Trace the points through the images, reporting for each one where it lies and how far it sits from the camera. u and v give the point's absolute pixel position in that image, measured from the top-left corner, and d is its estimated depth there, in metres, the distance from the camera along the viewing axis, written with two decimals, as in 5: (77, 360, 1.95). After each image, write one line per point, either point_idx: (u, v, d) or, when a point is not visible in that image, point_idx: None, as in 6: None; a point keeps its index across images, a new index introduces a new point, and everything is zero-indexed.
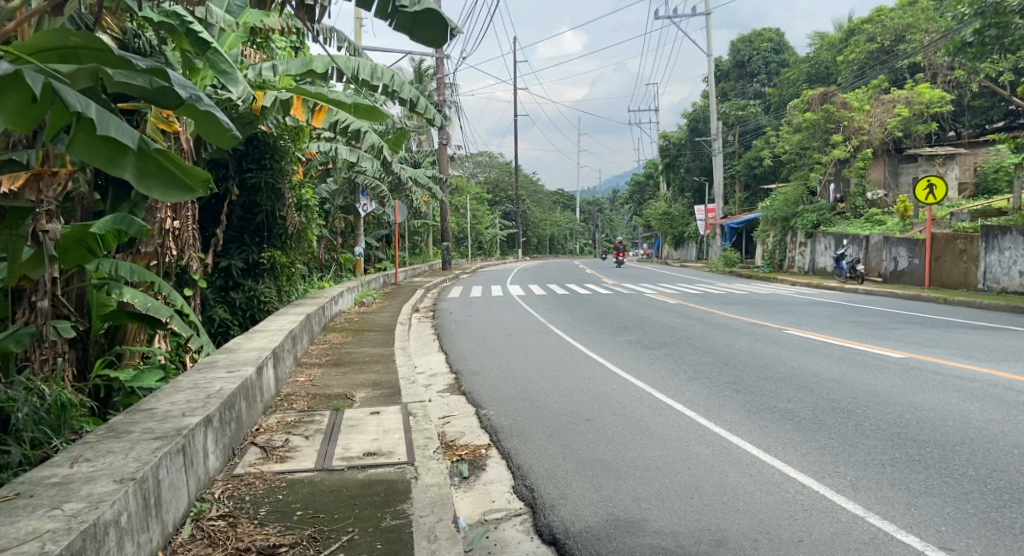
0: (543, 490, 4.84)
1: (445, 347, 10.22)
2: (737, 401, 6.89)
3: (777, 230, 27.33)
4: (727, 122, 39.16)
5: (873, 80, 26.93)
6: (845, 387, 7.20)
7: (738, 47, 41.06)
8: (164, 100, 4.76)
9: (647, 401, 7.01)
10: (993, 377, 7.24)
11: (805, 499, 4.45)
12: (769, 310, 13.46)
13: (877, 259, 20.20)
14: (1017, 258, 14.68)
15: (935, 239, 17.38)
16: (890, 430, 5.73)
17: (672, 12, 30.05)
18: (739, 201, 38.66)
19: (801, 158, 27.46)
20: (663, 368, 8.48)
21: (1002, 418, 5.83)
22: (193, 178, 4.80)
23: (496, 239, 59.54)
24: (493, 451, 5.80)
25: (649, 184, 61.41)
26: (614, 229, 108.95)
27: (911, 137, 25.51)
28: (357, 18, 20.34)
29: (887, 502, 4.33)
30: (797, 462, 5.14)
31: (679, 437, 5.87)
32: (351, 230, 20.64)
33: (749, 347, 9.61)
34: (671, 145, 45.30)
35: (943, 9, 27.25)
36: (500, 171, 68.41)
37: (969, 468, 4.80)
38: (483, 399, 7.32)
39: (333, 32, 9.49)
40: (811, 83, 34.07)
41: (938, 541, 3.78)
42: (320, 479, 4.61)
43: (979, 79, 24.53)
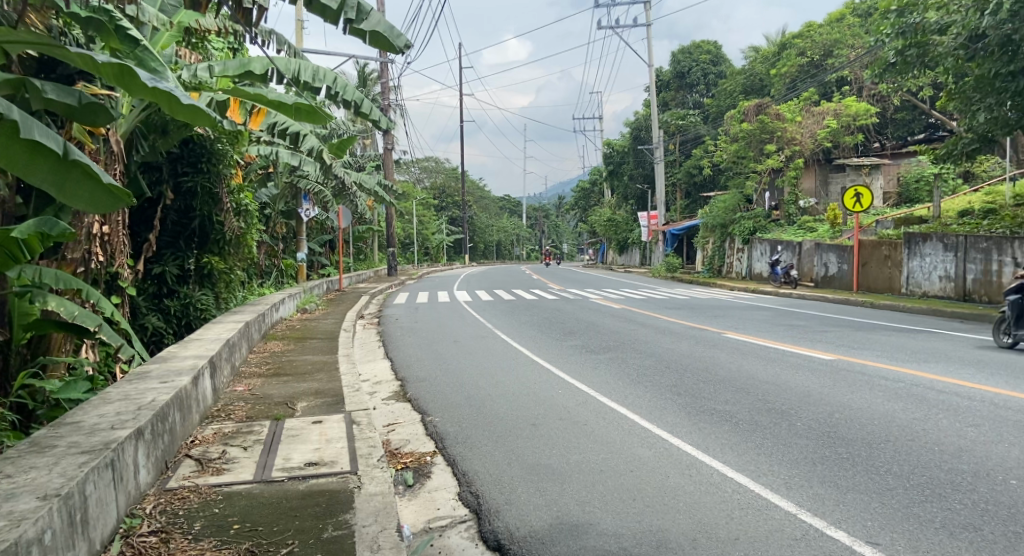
0: (488, 496, 4.87)
1: (389, 353, 10.13)
2: (677, 404, 7.04)
3: (716, 236, 27.82)
4: (667, 131, 40.12)
5: (804, 93, 28.01)
6: (779, 388, 7.46)
7: (678, 58, 42.16)
8: (88, 115, 5.35)
9: (591, 405, 7.11)
10: (915, 377, 7.61)
11: (741, 498, 4.59)
12: (709, 314, 13.84)
13: (809, 265, 21.01)
14: (936, 263, 15.46)
15: (862, 245, 18.15)
16: (821, 429, 5.97)
17: (615, 22, 30.69)
18: (679, 209, 39.56)
19: (739, 167, 28.43)
20: (607, 372, 8.59)
21: (923, 417, 6.13)
22: (116, 192, 4.52)
23: (442, 245, 59.22)
24: (438, 458, 5.78)
25: (593, 191, 62.27)
26: (559, 235, 110.09)
27: (840, 148, 26.62)
28: (298, 20, 20.01)
29: (818, 499, 4.50)
30: (735, 463, 5.30)
31: (622, 440, 5.98)
32: (293, 235, 20.20)
33: (689, 350, 9.82)
34: (614, 153, 46.16)
35: (868, 26, 28.66)
36: (446, 176, 68.22)
37: (893, 464, 5.04)
38: (428, 406, 7.28)
39: (273, 35, 9.30)
40: (746, 95, 35.25)
41: (865, 536, 3.95)
42: (257, 491, 4.50)
43: (901, 94, 25.81)
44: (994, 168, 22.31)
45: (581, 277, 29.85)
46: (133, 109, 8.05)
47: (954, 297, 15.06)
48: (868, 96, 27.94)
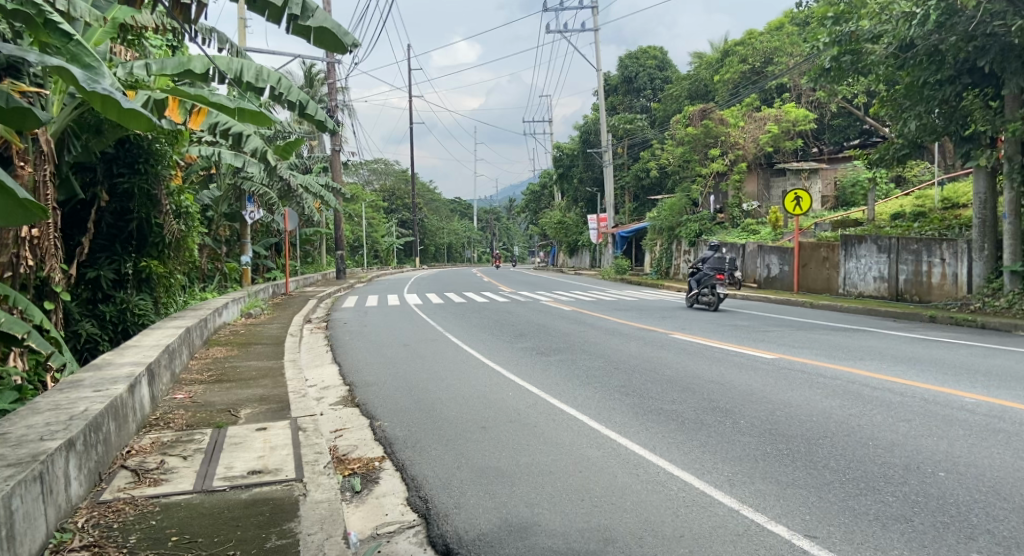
0: (437, 500, 4.84)
1: (337, 358, 9.97)
2: (626, 404, 7.15)
3: (663, 239, 28.26)
4: (615, 134, 40.66)
5: (746, 98, 28.76)
6: (723, 387, 7.63)
7: (625, 63, 42.80)
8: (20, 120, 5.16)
9: (541, 407, 7.13)
10: (851, 375, 7.90)
11: (686, 496, 4.68)
12: (657, 315, 14.06)
13: (752, 267, 21.56)
14: (871, 264, 16.07)
15: (801, 247, 18.72)
16: (762, 427, 6.14)
17: (563, 26, 30.96)
18: (628, 211, 40.09)
19: (685, 172, 29.04)
20: (557, 374, 8.63)
21: (858, 414, 6.36)
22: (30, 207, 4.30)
23: (392, 247, 58.63)
24: (387, 464, 5.72)
25: (543, 193, 62.65)
26: (510, 238, 110.37)
27: (781, 152, 27.48)
28: (241, 18, 19.56)
29: (759, 495, 4.63)
30: (681, 461, 5.39)
31: (571, 441, 6.02)
32: (237, 238, 19.67)
33: (637, 351, 9.99)
34: (564, 156, 46.49)
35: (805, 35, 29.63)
36: (395, 178, 67.68)
37: (830, 460, 5.21)
38: (377, 411, 7.19)
39: (214, 33, 9.06)
40: (691, 100, 36.03)
41: (803, 530, 4.07)
42: (198, 501, 4.37)
43: (838, 101, 26.78)
44: (924, 172, 23.34)
45: (520, 277, 33.11)
46: (64, 107, 7.71)
47: (888, 296, 15.67)
48: (806, 103, 28.90)
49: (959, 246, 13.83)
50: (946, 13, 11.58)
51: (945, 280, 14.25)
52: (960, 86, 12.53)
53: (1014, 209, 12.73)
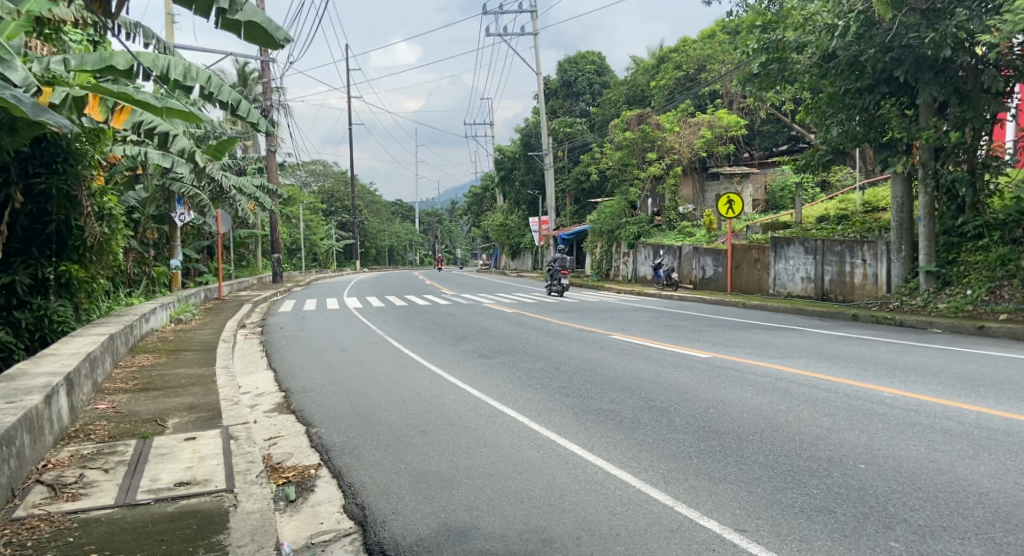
0: (375, 507, 4.77)
1: (273, 364, 9.71)
2: (566, 404, 7.22)
3: (603, 242, 28.63)
4: (556, 138, 41.02)
5: (681, 104, 29.48)
6: (660, 387, 7.80)
7: (564, 67, 43.32)
8: None
9: (481, 410, 7.13)
10: (780, 372, 8.19)
11: (623, 494, 4.75)
12: (596, 316, 14.26)
13: (688, 269, 22.09)
14: (799, 265, 16.69)
15: (734, 249, 19.29)
16: (697, 424, 6.29)
17: (503, 29, 31.07)
18: (569, 214, 40.50)
19: (624, 175, 29.54)
20: (497, 376, 8.64)
21: (786, 410, 6.58)
22: None
23: (330, 250, 57.54)
24: (323, 471, 5.60)
25: (485, 196, 62.67)
26: (452, 241, 110.13)
27: (714, 157, 28.44)
28: (168, 13, 18.88)
29: (693, 491, 4.74)
30: (618, 460, 5.48)
31: (511, 443, 6.03)
32: (165, 241, 18.99)
33: (577, 352, 10.10)
34: (506, 159, 46.66)
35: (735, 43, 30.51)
36: (334, 180, 66.60)
37: (760, 454, 5.39)
38: (314, 417, 7.04)
39: (139, 28, 8.71)
40: (629, 105, 36.72)
41: (733, 524, 4.19)
42: (120, 516, 4.19)
43: (767, 108, 27.79)
44: (847, 177, 24.42)
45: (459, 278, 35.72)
46: None
47: (814, 296, 16.27)
48: (737, 109, 29.88)
49: (879, 248, 14.54)
50: (865, 24, 12.13)
51: (866, 280, 14.91)
52: (879, 94, 13.27)
53: (928, 212, 13.51)
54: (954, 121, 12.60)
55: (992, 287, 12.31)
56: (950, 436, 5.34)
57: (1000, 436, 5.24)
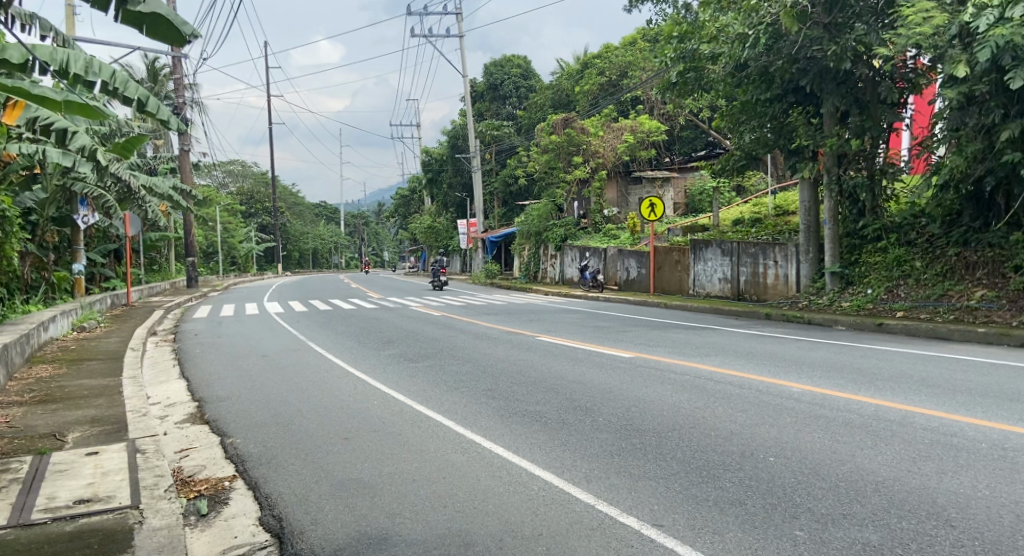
0: (292, 518, 4.62)
1: (185, 373, 9.27)
2: (491, 407, 7.22)
3: (531, 244, 28.85)
4: (483, 140, 41.07)
5: (604, 109, 30.04)
6: (584, 387, 7.90)
7: (490, 70, 43.49)
8: None
9: (406, 415, 7.02)
10: (699, 370, 8.46)
11: (546, 495, 4.78)
12: (523, 318, 14.34)
13: (613, 270, 22.52)
14: (717, 266, 17.26)
15: (656, 251, 19.80)
16: (619, 423, 6.41)
17: (428, 30, 30.81)
18: (497, 216, 40.68)
19: (550, 178, 29.83)
20: (423, 380, 8.55)
21: (703, 406, 6.79)
22: None
23: (250, 253, 55.70)
24: (238, 483, 5.39)
25: (412, 199, 62.12)
26: (379, 244, 108.72)
27: (637, 161, 29.11)
28: (69, 4, 17.86)
29: (613, 489, 4.82)
30: (542, 461, 5.50)
31: (436, 447, 5.97)
32: (68, 245, 17.89)
33: (503, 354, 10.12)
34: (433, 161, 46.39)
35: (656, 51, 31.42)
36: (254, 181, 64.57)
37: (678, 451, 5.53)
38: (229, 428, 6.77)
39: (36, 20, 8.17)
40: (554, 109, 37.20)
41: (651, 519, 4.28)
42: (10, 539, 3.91)
43: (686, 114, 28.69)
44: (760, 182, 25.50)
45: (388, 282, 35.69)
46: None
47: (731, 296, 16.87)
48: (658, 115, 30.68)
49: (790, 250, 15.23)
50: (773, 37, 12.56)
51: (778, 280, 15.58)
52: (786, 104, 14.08)
53: (833, 216, 14.13)
54: (855, 130, 13.30)
55: (890, 287, 13.11)
56: (851, 428, 5.63)
57: (896, 426, 5.56)
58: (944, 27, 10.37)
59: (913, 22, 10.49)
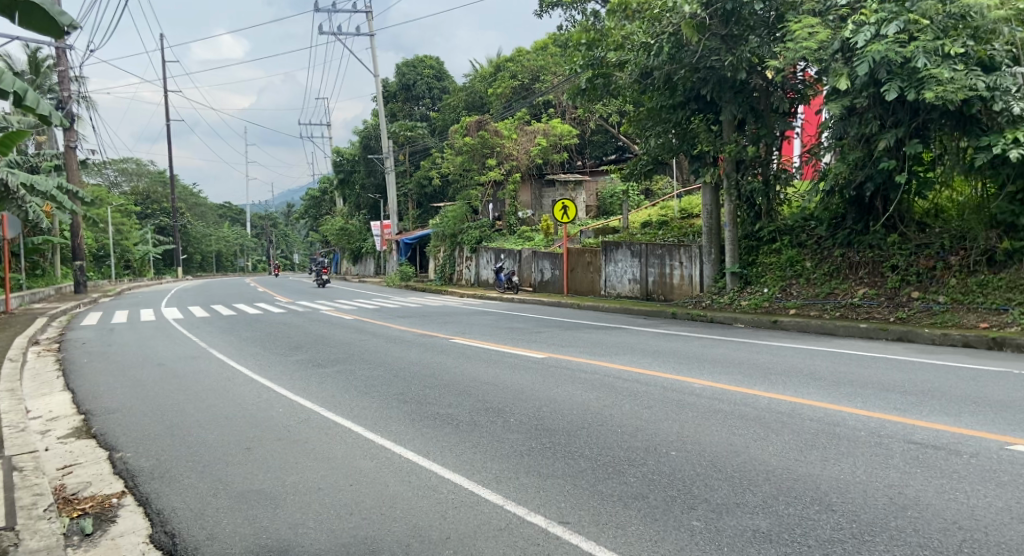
0: (187, 534, 4.39)
1: (71, 384, 8.67)
2: (402, 411, 7.12)
3: (446, 246, 28.72)
4: (396, 141, 40.56)
5: (517, 112, 30.27)
6: (497, 388, 7.93)
7: (402, 70, 43.02)
8: None
9: (313, 422, 6.83)
10: (608, 369, 8.66)
11: (456, 497, 4.75)
12: (438, 320, 14.25)
13: (528, 271, 22.74)
14: (627, 267, 17.73)
15: (569, 253, 20.14)
16: (530, 423, 6.46)
17: (337, 28, 30.07)
18: (412, 218, 40.30)
19: (465, 180, 29.79)
20: (332, 386, 8.34)
21: (611, 404, 6.95)
22: None
23: (147, 256, 52.69)
24: (127, 499, 5.08)
25: (324, 199, 60.66)
26: (290, 246, 105.46)
27: (550, 165, 29.55)
28: None
29: (522, 488, 4.85)
30: (452, 464, 5.47)
31: (343, 454, 5.83)
32: None
33: (416, 357, 10.03)
34: (345, 161, 45.41)
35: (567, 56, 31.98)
36: (151, 181, 61.23)
37: (586, 448, 5.64)
38: (118, 441, 6.38)
39: None
40: (468, 111, 37.26)
41: (558, 517, 4.33)
42: None
43: (596, 119, 29.34)
44: (667, 186, 26.43)
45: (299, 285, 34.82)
46: None
47: (640, 296, 17.36)
48: (570, 119, 31.22)
49: (693, 251, 15.86)
50: (676, 46, 12.92)
51: (684, 280, 16.17)
52: (689, 111, 14.52)
53: (732, 218, 14.81)
54: (751, 137, 14.06)
55: (784, 286, 13.86)
56: (747, 421, 5.90)
57: (786, 418, 5.88)
58: (828, 42, 11.09)
59: (800, 37, 11.16)
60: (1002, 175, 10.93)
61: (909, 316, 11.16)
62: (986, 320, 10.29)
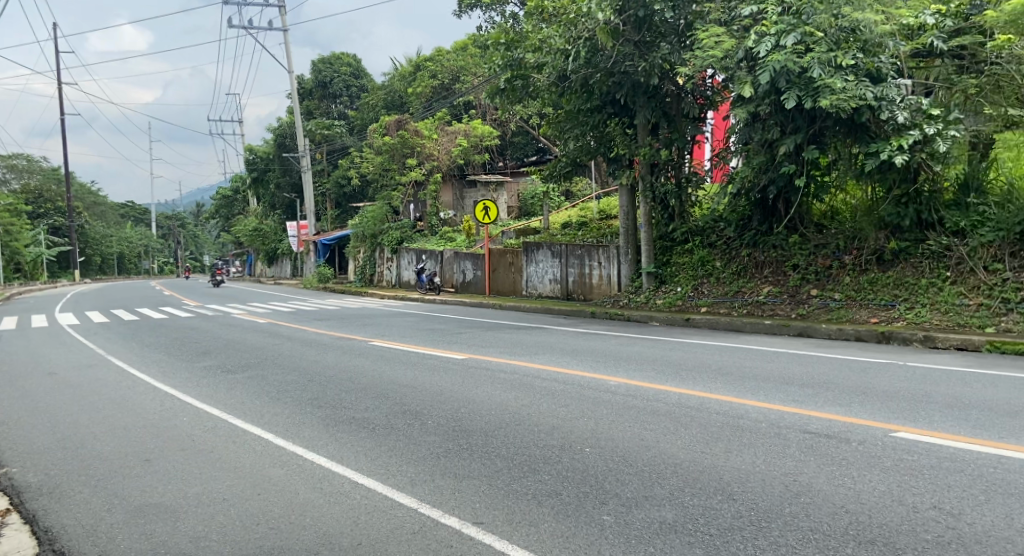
0: (77, 552, 4.13)
1: None
2: (316, 416, 6.95)
3: (366, 246, 28.23)
4: (313, 139, 39.58)
5: (437, 112, 30.07)
6: (415, 390, 7.86)
7: (319, 67, 42.05)
8: None
9: (220, 430, 6.56)
10: (527, 368, 8.74)
11: (369, 502, 4.67)
12: (357, 323, 13.98)
13: (450, 272, 22.67)
14: (547, 268, 17.95)
15: (491, 253, 20.20)
16: (447, 425, 6.43)
17: (246, 21, 28.87)
18: (330, 218, 39.42)
19: (384, 180, 29.25)
20: (242, 393, 8.03)
21: (529, 404, 7.01)
22: None
23: (40, 259, 49.22)
24: (11, 518, 4.73)
25: (236, 199, 58.52)
26: (201, 247, 101.06)
27: (471, 165, 29.58)
28: None
29: (437, 490, 4.82)
30: (366, 468, 5.37)
31: (252, 462, 5.63)
32: None
33: (333, 361, 9.80)
34: (258, 159, 43.94)
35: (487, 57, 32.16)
36: (43, 178, 57.30)
37: (502, 448, 5.66)
38: (2, 457, 5.93)
39: None
40: (387, 110, 36.82)
41: (472, 518, 4.32)
42: None
43: (517, 120, 29.51)
44: (586, 188, 26.93)
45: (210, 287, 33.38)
46: None
47: (561, 296, 17.61)
48: (491, 120, 31.34)
49: (611, 251, 16.22)
50: (591, 51, 13.17)
51: (602, 280, 16.52)
52: (605, 114, 14.84)
53: (647, 220, 15.26)
54: (664, 141, 14.53)
55: (696, 285, 14.40)
56: (659, 416, 6.08)
57: (694, 412, 6.11)
58: (733, 51, 11.59)
59: (708, 45, 11.60)
60: (889, 179, 11.72)
61: (808, 313, 11.89)
62: (877, 315, 11.02)
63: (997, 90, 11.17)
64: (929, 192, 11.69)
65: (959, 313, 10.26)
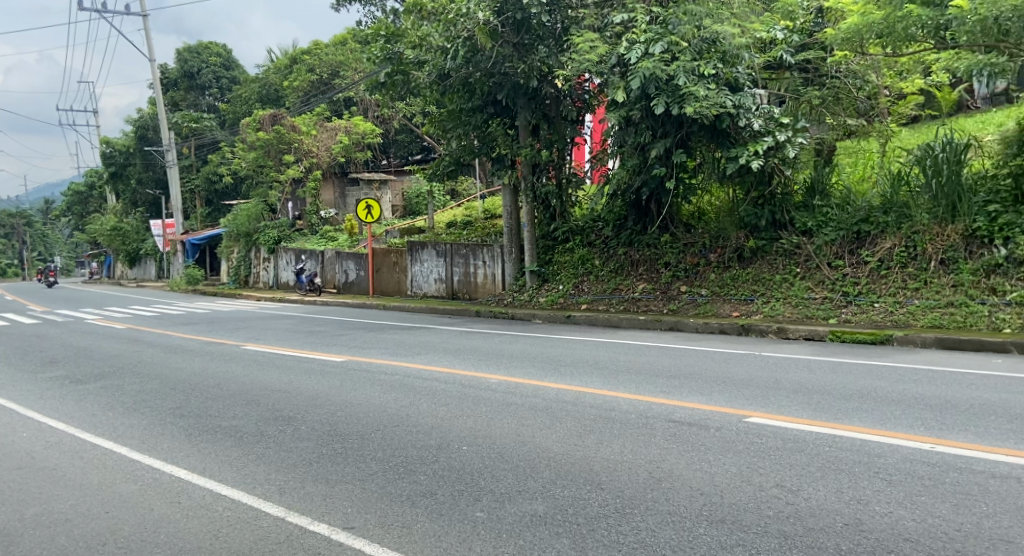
0: None
1: None
2: (178, 426, 6.52)
3: (241, 246, 26.85)
4: (179, 133, 37.20)
5: (316, 107, 29.06)
6: (289, 395, 7.55)
7: (184, 56, 39.50)
8: None
9: (65, 446, 6.00)
10: (408, 369, 8.63)
11: (231, 514, 4.43)
12: (228, 327, 13.26)
13: (331, 272, 22.04)
14: (432, 267, 17.84)
15: (374, 253, 19.82)
16: (321, 429, 6.23)
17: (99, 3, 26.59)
18: (200, 217, 37.20)
19: (259, 176, 27.93)
20: (94, 404, 7.40)
21: (408, 404, 6.92)
22: None
23: None
24: None
25: (92, 196, 53.87)
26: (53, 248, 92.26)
27: (353, 163, 28.85)
28: None
29: (307, 498, 4.65)
30: (231, 478, 5.10)
31: (101, 479, 5.18)
32: None
33: (200, 367, 9.24)
34: (116, 153, 40.71)
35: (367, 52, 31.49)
36: None
37: (378, 451, 5.55)
38: None
39: None
40: (262, 104, 35.26)
41: (343, 523, 4.21)
42: None
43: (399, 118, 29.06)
44: (471, 187, 26.96)
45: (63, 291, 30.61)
46: None
47: (446, 296, 17.56)
48: (372, 117, 30.66)
49: (495, 250, 16.36)
50: (471, 50, 13.19)
51: (486, 279, 16.63)
52: (486, 114, 14.92)
53: (529, 219, 15.52)
54: (545, 142, 14.82)
55: (576, 283, 14.83)
56: (535, 412, 6.19)
57: (570, 406, 6.26)
58: (607, 57, 12.00)
59: (583, 49, 11.94)
60: (747, 182, 12.60)
61: (678, 307, 12.54)
62: (737, 309, 11.85)
63: (836, 102, 12.34)
64: (782, 195, 12.64)
65: (807, 305, 11.19)
